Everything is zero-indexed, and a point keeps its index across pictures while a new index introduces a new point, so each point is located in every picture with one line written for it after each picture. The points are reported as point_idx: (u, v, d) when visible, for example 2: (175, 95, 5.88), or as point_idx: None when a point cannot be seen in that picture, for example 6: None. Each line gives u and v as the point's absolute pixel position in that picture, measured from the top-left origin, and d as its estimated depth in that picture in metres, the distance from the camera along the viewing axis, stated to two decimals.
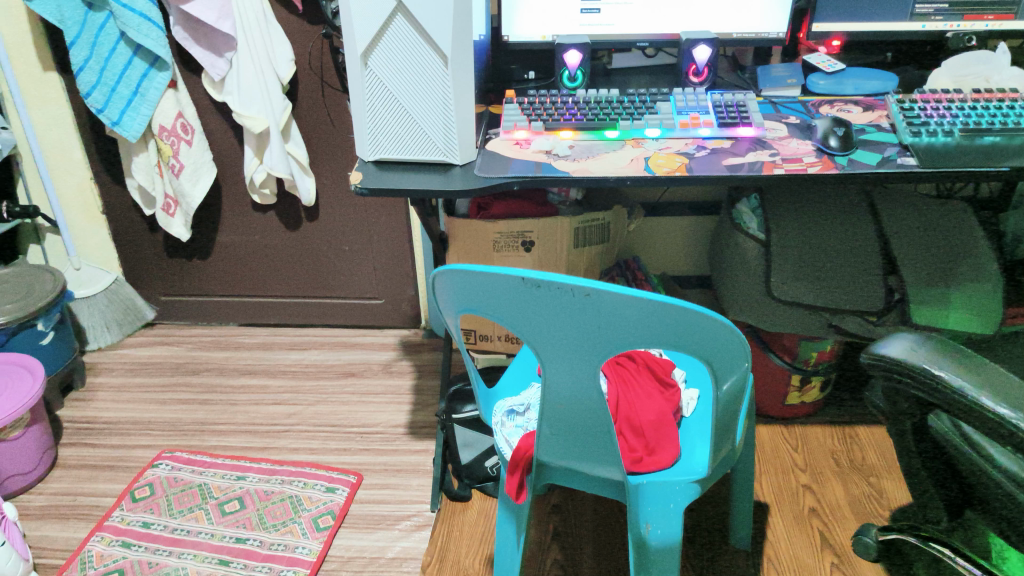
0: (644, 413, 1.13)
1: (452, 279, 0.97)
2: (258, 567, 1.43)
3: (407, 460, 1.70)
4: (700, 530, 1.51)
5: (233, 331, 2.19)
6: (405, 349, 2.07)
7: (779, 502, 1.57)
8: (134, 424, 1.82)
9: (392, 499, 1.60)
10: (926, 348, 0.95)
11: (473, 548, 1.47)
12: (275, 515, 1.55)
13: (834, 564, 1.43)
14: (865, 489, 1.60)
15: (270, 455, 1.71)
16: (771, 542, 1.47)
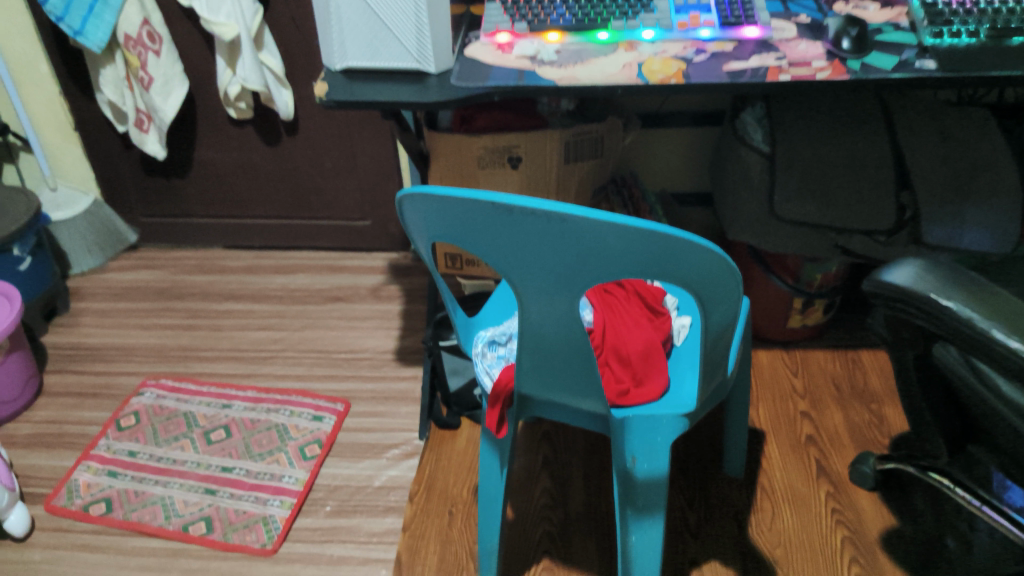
0: (632, 344, 1.07)
1: (420, 204, 0.89)
2: (245, 496, 1.42)
3: (395, 387, 1.67)
4: (692, 456, 1.48)
5: (218, 253, 2.14)
6: (393, 272, 2.01)
7: (776, 429, 1.53)
8: (118, 350, 1.79)
9: (380, 428, 1.57)
10: (934, 275, 0.87)
11: (461, 478, 1.45)
12: (261, 444, 1.52)
13: (829, 493, 1.39)
14: (866, 415, 1.55)
15: (256, 382, 1.68)
16: (766, 472, 1.44)
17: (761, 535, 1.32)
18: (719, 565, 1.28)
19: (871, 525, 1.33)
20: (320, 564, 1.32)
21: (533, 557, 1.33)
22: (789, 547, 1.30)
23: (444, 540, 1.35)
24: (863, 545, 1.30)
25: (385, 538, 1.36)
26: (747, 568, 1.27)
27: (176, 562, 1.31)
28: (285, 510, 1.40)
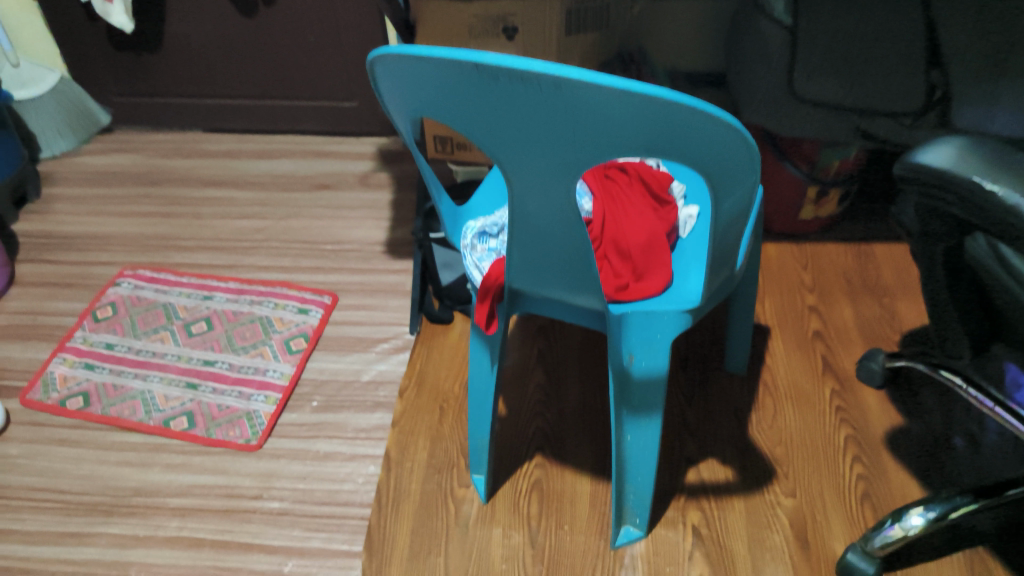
0: (633, 236, 0.98)
1: (394, 66, 0.77)
2: (228, 391, 1.37)
3: (384, 279, 1.59)
4: (692, 352, 1.42)
5: (197, 137, 2.01)
6: (382, 158, 1.89)
7: (782, 324, 1.46)
8: (94, 238, 1.70)
9: (369, 322, 1.50)
10: (980, 156, 0.76)
11: (452, 374, 1.40)
12: (244, 337, 1.46)
13: (834, 390, 1.34)
14: (877, 311, 1.48)
15: (238, 273, 1.60)
16: (770, 369, 1.38)
17: (762, 434, 1.28)
18: (716, 463, 1.24)
19: (876, 425, 1.29)
20: (306, 460, 1.28)
21: (526, 453, 1.29)
22: (790, 446, 1.26)
23: (434, 436, 1.31)
24: (867, 445, 1.26)
25: (373, 434, 1.32)
26: (746, 467, 1.23)
27: (158, 456, 1.29)
28: (269, 406, 1.35)
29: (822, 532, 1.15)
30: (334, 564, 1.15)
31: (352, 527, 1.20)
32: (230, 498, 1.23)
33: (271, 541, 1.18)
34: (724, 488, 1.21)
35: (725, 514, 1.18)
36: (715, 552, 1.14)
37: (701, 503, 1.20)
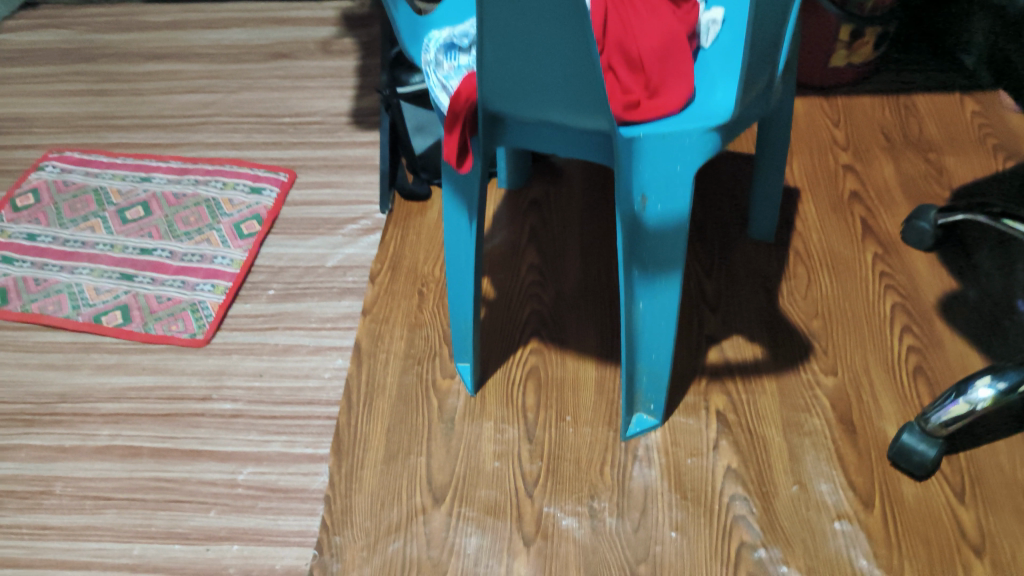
0: (645, 39, 0.77)
1: None
2: (169, 282, 1.18)
3: (351, 154, 1.37)
4: (711, 221, 1.22)
5: (135, 9, 1.75)
6: (347, 23, 1.65)
7: (813, 186, 1.25)
8: (17, 120, 1.47)
9: (335, 200, 1.29)
10: None
11: (432, 254, 1.20)
12: (188, 222, 1.26)
13: (877, 256, 1.15)
14: (922, 167, 1.28)
15: (182, 153, 1.39)
16: (800, 235, 1.18)
17: (794, 305, 1.09)
18: (743, 340, 1.06)
19: (927, 292, 1.10)
20: (262, 355, 1.10)
21: (520, 338, 1.10)
22: (828, 318, 1.07)
23: (412, 324, 1.12)
24: (918, 313, 1.07)
25: (341, 324, 1.13)
26: (777, 343, 1.05)
27: (89, 357, 1.11)
28: (217, 297, 1.16)
29: (869, 412, 0.98)
30: (297, 470, 0.98)
31: (318, 428, 1.02)
32: (173, 400, 1.06)
33: (222, 447, 1.01)
34: (752, 366, 1.03)
35: (755, 396, 1.00)
36: (744, 440, 0.97)
37: (726, 385, 1.02)
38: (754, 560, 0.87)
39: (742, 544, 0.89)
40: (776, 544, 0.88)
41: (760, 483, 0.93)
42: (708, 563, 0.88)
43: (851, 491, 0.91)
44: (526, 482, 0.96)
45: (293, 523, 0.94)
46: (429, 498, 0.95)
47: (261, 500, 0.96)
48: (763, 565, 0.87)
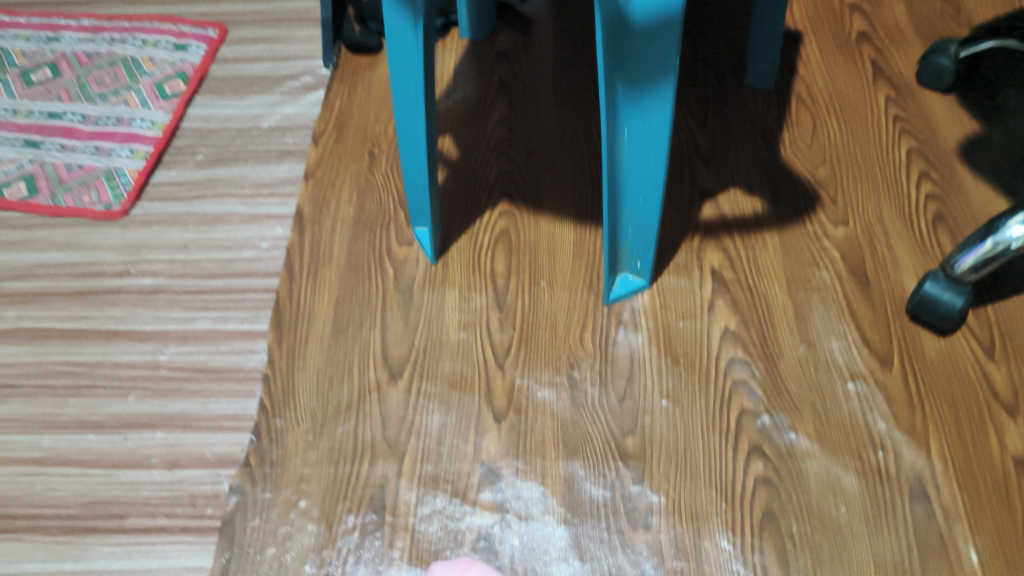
0: None
1: None
2: (81, 149, 1.03)
3: (290, 7, 1.20)
4: (701, 67, 1.07)
5: None
6: None
7: (817, 27, 1.10)
8: None
9: (269, 57, 1.13)
10: None
11: (383, 111, 1.04)
12: (102, 83, 1.10)
13: (890, 99, 1.01)
14: (938, 5, 1.13)
15: (94, 10, 1.20)
16: (803, 79, 1.04)
17: (798, 154, 0.95)
18: (740, 193, 0.93)
19: (947, 135, 0.97)
20: (190, 226, 0.96)
21: (486, 200, 0.95)
22: (837, 166, 0.94)
23: (362, 188, 0.97)
24: (936, 157, 0.94)
25: (280, 190, 0.98)
26: (780, 194, 0.92)
27: None
28: (137, 163, 1.01)
29: (885, 265, 0.86)
30: (230, 348, 0.85)
31: (255, 302, 0.88)
32: (86, 277, 0.92)
33: (143, 327, 0.87)
34: (751, 221, 0.90)
35: (756, 252, 0.88)
36: (744, 298, 0.84)
37: (722, 241, 0.89)
38: (757, 428, 0.76)
39: (743, 411, 0.78)
40: (781, 410, 0.77)
41: (763, 345, 0.81)
42: (704, 433, 0.77)
43: (866, 349, 0.80)
44: (496, 353, 0.83)
45: (227, 406, 0.81)
46: (384, 374, 0.82)
47: (189, 381, 0.83)
48: (767, 433, 0.76)
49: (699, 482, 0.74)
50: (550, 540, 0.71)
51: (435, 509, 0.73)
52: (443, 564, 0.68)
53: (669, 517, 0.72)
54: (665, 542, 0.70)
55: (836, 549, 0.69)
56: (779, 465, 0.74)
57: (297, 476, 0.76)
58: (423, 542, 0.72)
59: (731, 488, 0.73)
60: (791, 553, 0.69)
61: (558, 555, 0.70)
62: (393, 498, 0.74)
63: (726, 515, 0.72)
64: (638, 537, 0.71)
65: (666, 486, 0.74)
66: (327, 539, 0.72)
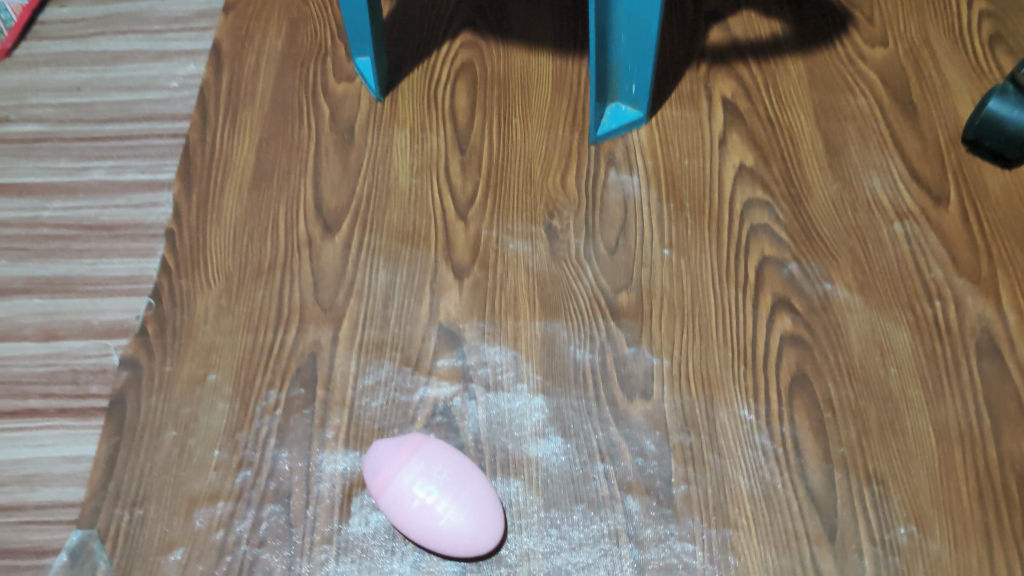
0: None
1: None
2: None
3: None
4: None
5: None
6: None
7: None
8: None
9: None
10: None
11: None
12: None
13: None
14: None
15: None
16: None
17: None
18: (755, 15, 0.76)
19: None
20: (83, 66, 0.78)
21: (445, 30, 0.78)
22: None
23: (294, 20, 0.79)
24: None
25: (193, 24, 0.80)
26: (803, 16, 0.76)
27: None
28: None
29: (934, 90, 0.70)
30: (127, 202, 0.69)
31: (159, 149, 0.72)
32: None
33: (21, 179, 0.71)
34: (770, 46, 0.74)
35: (777, 80, 0.72)
36: (764, 131, 0.69)
37: (736, 68, 0.73)
38: (782, 278, 0.61)
39: (764, 259, 0.62)
40: (812, 257, 0.62)
41: (788, 183, 0.66)
42: (716, 286, 0.61)
43: (916, 185, 0.65)
44: (455, 200, 0.66)
45: (120, 268, 0.65)
46: (316, 227, 0.66)
47: (75, 241, 0.67)
48: (795, 283, 0.61)
49: (711, 343, 0.59)
50: (523, 413, 0.57)
51: (379, 380, 0.58)
52: (388, 444, 0.54)
53: (672, 384, 0.57)
54: (668, 413, 0.56)
55: (886, 418, 0.55)
56: (811, 320, 0.59)
57: (204, 345, 0.60)
58: (364, 419, 0.57)
59: (751, 348, 0.58)
60: (829, 424, 0.55)
61: (533, 431, 0.56)
62: (326, 369, 0.59)
63: (746, 380, 0.57)
64: (634, 409, 0.56)
65: (670, 348, 0.58)
66: (241, 419, 0.57)
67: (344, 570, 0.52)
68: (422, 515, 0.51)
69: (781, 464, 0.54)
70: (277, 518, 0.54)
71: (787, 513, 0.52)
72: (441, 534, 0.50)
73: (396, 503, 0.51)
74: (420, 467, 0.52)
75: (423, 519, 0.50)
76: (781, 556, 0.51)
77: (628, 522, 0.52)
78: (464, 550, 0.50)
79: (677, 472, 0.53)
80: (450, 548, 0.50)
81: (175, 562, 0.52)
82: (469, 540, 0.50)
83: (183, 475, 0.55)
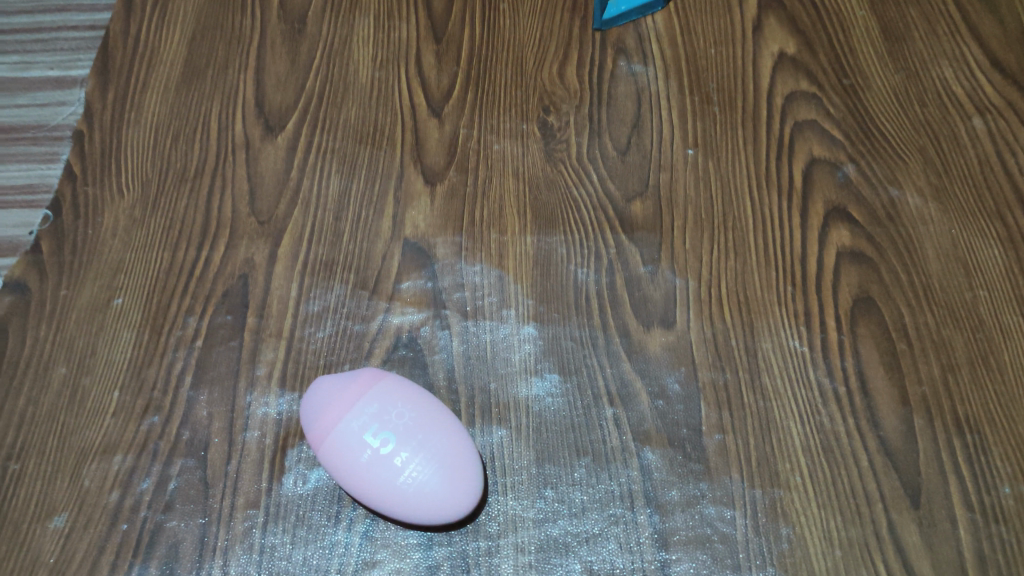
0: None
1: None
2: None
3: None
4: None
5: None
6: None
7: None
8: None
9: None
10: None
11: None
12: None
13: None
14: None
15: None
16: None
17: None
18: None
19: None
20: None
21: None
22: None
23: None
24: None
25: None
26: None
27: None
28: None
29: None
30: (30, 101, 0.57)
31: (72, 43, 0.59)
32: None
33: None
34: None
35: None
36: (807, 16, 0.57)
37: None
38: (837, 183, 0.49)
39: (814, 160, 0.50)
40: (873, 159, 0.50)
41: (840, 74, 0.54)
42: (753, 192, 0.49)
43: (998, 75, 0.53)
44: (428, 96, 0.54)
45: (15, 177, 0.53)
46: (255, 126, 0.53)
47: None
48: (853, 189, 0.49)
49: (750, 259, 0.46)
50: (510, 345, 0.44)
51: (327, 307, 0.46)
52: (335, 381, 0.42)
53: (701, 309, 0.44)
54: (696, 344, 0.43)
55: (975, 350, 0.43)
56: (874, 232, 0.47)
57: (111, 265, 0.48)
58: (306, 353, 0.45)
59: (801, 265, 0.46)
60: (903, 357, 0.43)
61: (522, 368, 0.43)
62: (260, 293, 0.47)
63: (795, 304, 0.44)
64: (652, 340, 0.44)
65: (697, 265, 0.46)
66: (151, 353, 0.45)
67: (273, 543, 0.40)
68: (375, 468, 0.38)
69: (844, 408, 0.41)
70: (189, 476, 0.41)
71: (854, 470, 0.39)
72: (400, 492, 0.38)
73: (342, 452, 0.39)
74: (375, 408, 0.40)
75: (376, 473, 0.38)
76: (849, 524, 0.38)
77: (646, 481, 0.39)
78: (430, 516, 0.38)
79: (710, 418, 0.41)
80: (411, 513, 0.38)
81: (54, 532, 0.40)
82: (437, 501, 0.37)
83: (72, 422, 0.43)
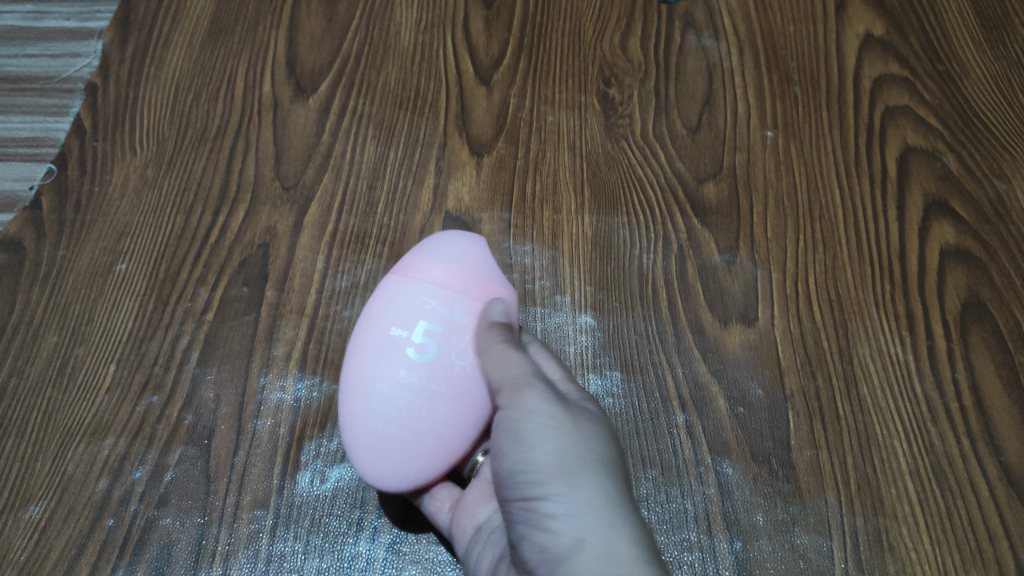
0: None
1: None
2: None
3: None
4: None
5: None
6: None
7: None
8: None
9: None
10: None
11: None
12: None
13: None
14: None
15: None
16: None
17: None
18: None
19: None
20: None
21: None
22: None
23: None
24: None
25: None
26: None
27: None
28: None
29: None
30: (42, 52, 0.50)
31: None
32: None
33: None
34: None
35: None
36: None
37: None
38: (936, 175, 0.44)
39: (910, 149, 0.44)
40: (977, 149, 0.45)
41: (935, 59, 0.48)
42: (843, 180, 0.43)
43: None
44: (476, 61, 0.48)
45: (18, 128, 0.46)
46: (285, 86, 0.47)
47: None
48: (955, 180, 0.44)
49: (841, 252, 0.41)
50: (564, 335, 0.38)
51: (357, 283, 0.41)
52: (455, 268, 0.34)
53: (787, 307, 0.39)
54: (782, 345, 0.38)
55: None
56: (982, 231, 0.42)
57: (118, 227, 0.43)
58: (331, 334, 0.39)
59: (900, 266, 0.41)
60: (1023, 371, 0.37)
61: (578, 363, 0.37)
62: (282, 264, 0.41)
63: (894, 305, 0.39)
64: (731, 339, 0.38)
65: (782, 256, 0.41)
66: (154, 326, 0.39)
67: (281, 552, 0.34)
68: (400, 388, 0.31)
69: (958, 426, 0.36)
70: (189, 467, 0.36)
71: (972, 501, 0.34)
72: (409, 440, 0.31)
73: (381, 345, 0.32)
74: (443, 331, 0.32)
75: (398, 399, 0.31)
76: (967, 564, 0.33)
77: (725, 500, 0.34)
78: (396, 484, 0.31)
79: (800, 430, 0.36)
80: (373, 468, 0.31)
81: (28, 524, 0.34)
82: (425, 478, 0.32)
83: (60, 399, 0.37)
